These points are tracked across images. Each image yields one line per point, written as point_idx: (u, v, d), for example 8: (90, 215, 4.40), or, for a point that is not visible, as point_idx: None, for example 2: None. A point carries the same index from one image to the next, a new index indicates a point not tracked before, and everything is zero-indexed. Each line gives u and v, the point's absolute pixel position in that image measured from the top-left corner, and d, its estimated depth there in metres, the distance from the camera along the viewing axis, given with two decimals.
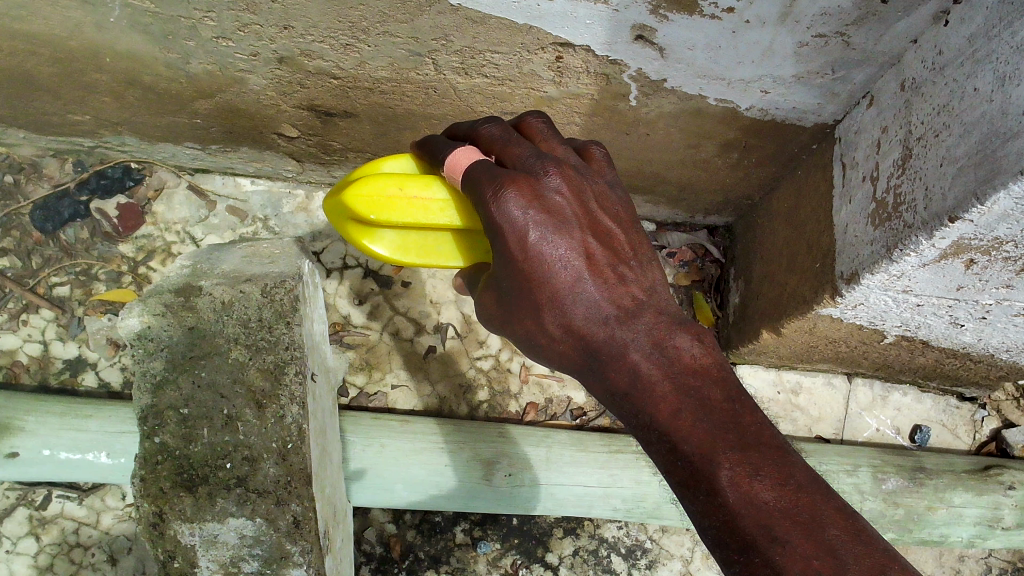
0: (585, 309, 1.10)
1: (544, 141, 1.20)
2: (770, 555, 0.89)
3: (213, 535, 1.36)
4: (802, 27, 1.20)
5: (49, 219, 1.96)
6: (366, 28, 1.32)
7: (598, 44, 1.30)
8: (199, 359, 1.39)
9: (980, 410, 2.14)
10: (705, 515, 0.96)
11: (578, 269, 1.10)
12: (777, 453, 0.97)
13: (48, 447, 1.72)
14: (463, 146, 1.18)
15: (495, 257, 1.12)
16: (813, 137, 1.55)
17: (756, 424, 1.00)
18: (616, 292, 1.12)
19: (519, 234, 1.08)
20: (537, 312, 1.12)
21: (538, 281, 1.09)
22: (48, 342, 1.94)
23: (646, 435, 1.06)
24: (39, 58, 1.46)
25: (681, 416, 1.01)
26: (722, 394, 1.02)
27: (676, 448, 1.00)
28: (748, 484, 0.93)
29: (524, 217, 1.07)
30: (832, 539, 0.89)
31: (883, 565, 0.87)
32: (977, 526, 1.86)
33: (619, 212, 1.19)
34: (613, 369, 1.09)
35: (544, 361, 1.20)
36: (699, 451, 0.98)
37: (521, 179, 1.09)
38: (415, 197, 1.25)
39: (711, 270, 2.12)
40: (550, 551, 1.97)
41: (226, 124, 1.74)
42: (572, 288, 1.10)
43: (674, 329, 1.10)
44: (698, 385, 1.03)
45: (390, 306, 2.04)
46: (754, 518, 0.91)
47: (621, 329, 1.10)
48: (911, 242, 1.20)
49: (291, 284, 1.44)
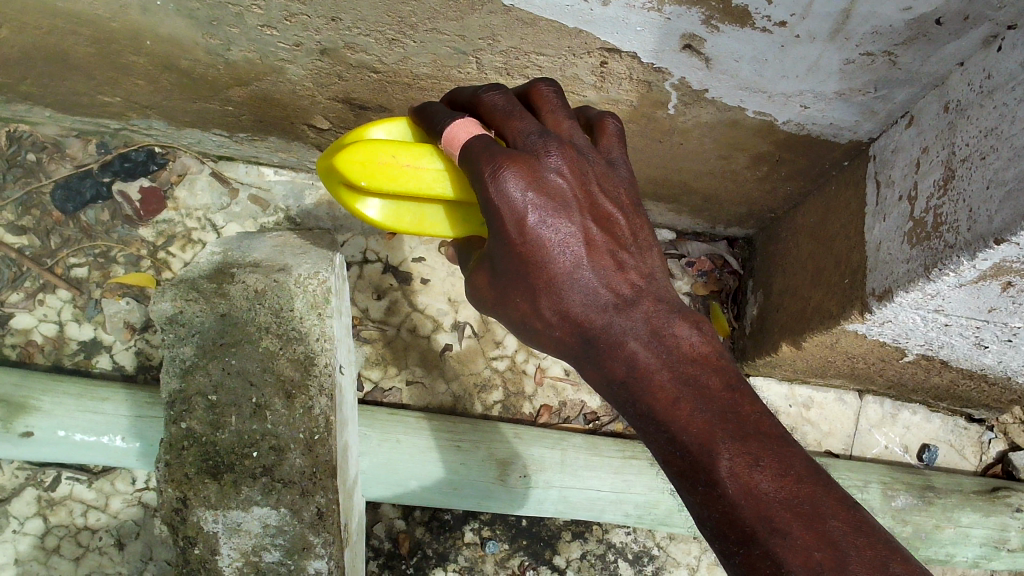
0: (582, 295, 1.10)
1: (551, 113, 1.15)
2: (770, 547, 0.93)
3: (236, 523, 1.35)
4: (851, 44, 1.21)
5: (70, 200, 1.96)
6: (414, 24, 1.32)
7: (645, 52, 1.31)
8: (229, 347, 1.39)
9: (987, 432, 2.16)
10: (705, 506, 1.00)
11: (578, 254, 1.09)
12: (777, 444, 1.00)
13: (63, 428, 1.71)
14: (464, 119, 1.13)
15: (491, 238, 1.10)
16: (846, 154, 1.56)
17: (756, 413, 1.03)
18: (615, 279, 1.11)
19: (517, 216, 1.06)
20: (533, 296, 1.11)
21: (535, 265, 1.08)
22: (63, 323, 1.93)
23: (645, 424, 1.08)
24: (79, 37, 1.46)
25: (680, 406, 1.03)
26: (721, 382, 1.05)
27: (675, 438, 1.03)
28: (748, 475, 0.97)
29: (523, 200, 1.05)
30: (834, 530, 0.92)
31: (884, 557, 0.91)
32: (983, 547, 1.88)
33: (623, 193, 1.16)
34: (610, 357, 1.10)
35: (538, 343, 1.20)
36: (698, 442, 1.01)
37: (522, 159, 1.06)
38: (407, 167, 1.24)
39: (729, 281, 2.13)
40: (558, 554, 1.98)
41: (257, 112, 1.74)
42: (570, 273, 1.09)
43: (673, 316, 1.11)
44: (697, 374, 1.05)
45: (408, 302, 2.04)
46: (754, 509, 0.95)
47: (619, 316, 1.10)
48: (951, 263, 1.22)
49: (325, 276, 1.44)
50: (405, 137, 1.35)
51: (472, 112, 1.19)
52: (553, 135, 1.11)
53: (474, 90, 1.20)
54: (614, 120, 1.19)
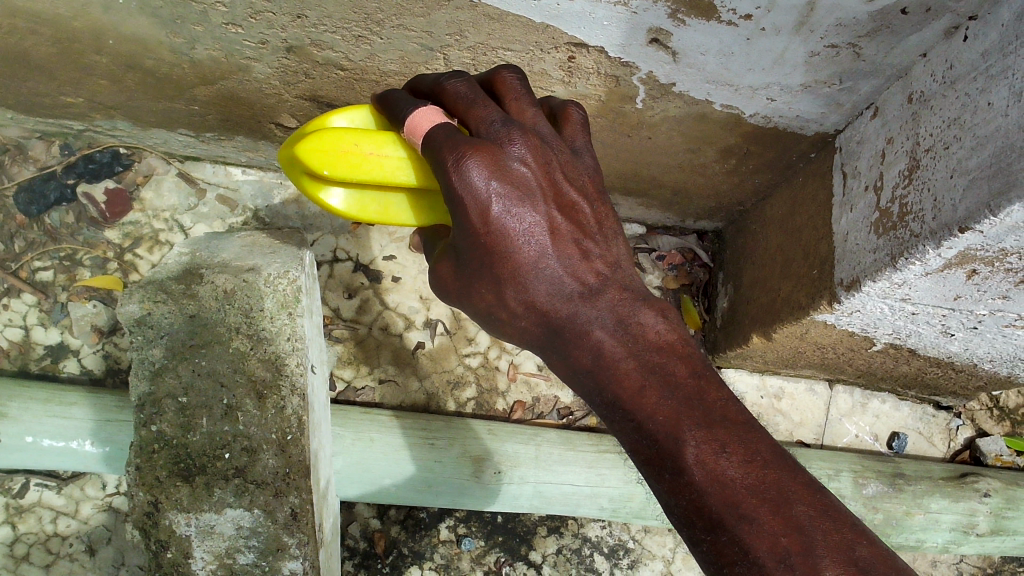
0: (548, 285, 1.11)
1: (515, 100, 1.15)
2: (737, 533, 0.92)
3: (209, 525, 1.34)
4: (816, 36, 1.22)
5: (34, 202, 1.93)
6: (380, 20, 1.32)
7: (613, 46, 1.31)
8: (198, 348, 1.37)
9: (955, 419, 2.19)
10: (673, 493, 1.00)
11: (543, 244, 1.09)
12: (743, 429, 1.00)
13: (31, 434, 1.68)
14: (426, 107, 1.13)
15: (455, 228, 1.10)
16: (812, 145, 1.58)
17: (722, 400, 1.03)
18: (581, 269, 1.12)
19: (482, 206, 1.05)
20: (498, 286, 1.11)
21: (501, 255, 1.08)
22: (29, 327, 1.91)
23: (612, 413, 1.09)
24: (40, 37, 1.44)
25: (646, 393, 1.05)
26: (687, 369, 1.06)
27: (642, 426, 1.04)
28: (715, 462, 0.97)
29: (487, 189, 1.05)
30: (800, 515, 0.92)
31: (851, 541, 0.91)
32: (953, 532, 1.90)
33: (588, 181, 1.16)
34: (576, 347, 1.13)
35: (503, 333, 1.21)
36: (665, 430, 1.01)
37: (486, 148, 1.05)
38: (370, 154, 1.23)
39: (699, 274, 2.14)
40: (533, 549, 1.98)
41: (223, 112, 1.72)
42: (536, 263, 1.10)
43: (638, 305, 1.13)
44: (663, 362, 1.07)
45: (379, 301, 2.04)
46: (721, 496, 0.95)
47: (585, 306, 1.12)
48: (917, 251, 1.23)
49: (294, 275, 1.43)
50: (368, 125, 1.35)
51: (435, 100, 1.18)
52: (517, 123, 1.11)
53: (436, 78, 1.19)
54: (577, 107, 1.19)
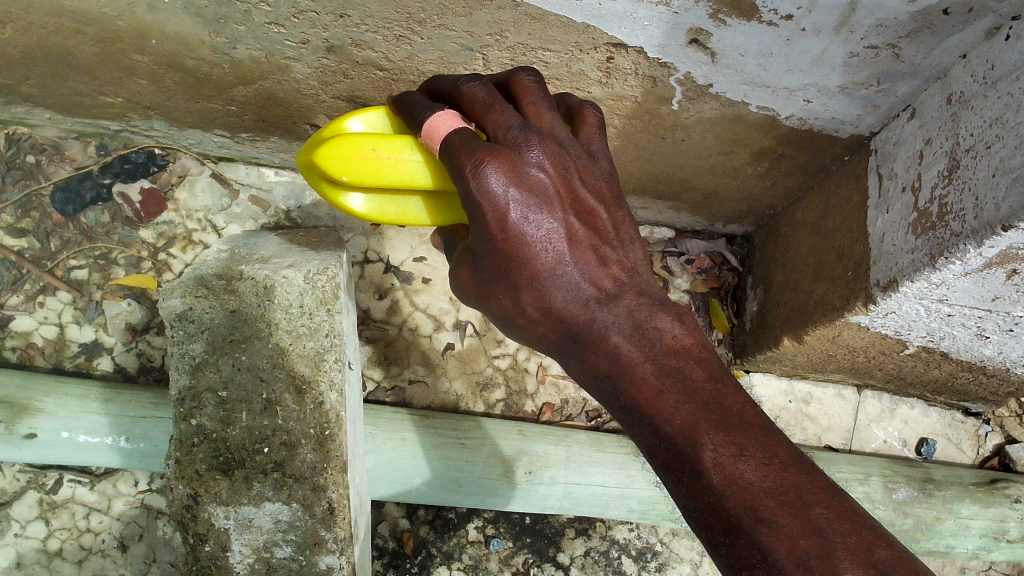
0: (565, 291, 1.11)
1: (532, 103, 1.14)
2: (755, 536, 0.92)
3: (248, 518, 1.35)
4: (856, 37, 1.23)
5: (70, 202, 1.95)
6: (422, 20, 1.33)
7: (652, 46, 1.32)
8: (238, 343, 1.38)
9: (984, 426, 2.18)
10: (691, 497, 1.00)
11: (560, 250, 1.10)
12: (761, 433, 1.00)
13: (67, 429, 1.70)
14: (444, 111, 1.13)
15: (474, 232, 1.11)
16: (846, 148, 1.58)
17: (739, 404, 1.03)
18: (598, 274, 1.13)
19: (499, 212, 1.07)
20: (515, 291, 1.12)
21: (518, 260, 1.09)
22: (64, 325, 1.93)
23: (628, 416, 1.09)
24: (84, 36, 1.46)
25: (663, 398, 1.05)
26: (704, 374, 1.06)
27: (659, 430, 1.04)
28: (732, 465, 0.97)
29: (505, 195, 1.06)
30: (819, 518, 0.92)
31: (870, 543, 0.91)
32: (983, 538, 1.90)
33: (604, 186, 1.16)
34: (594, 351, 1.13)
35: (520, 337, 1.21)
36: (682, 433, 1.01)
37: (504, 154, 1.07)
38: (388, 160, 1.25)
39: (728, 278, 2.14)
40: (562, 551, 1.98)
41: (261, 112, 1.74)
42: (553, 269, 1.10)
43: (655, 310, 1.12)
44: (680, 366, 1.07)
45: (409, 302, 2.04)
46: (739, 498, 0.95)
47: (602, 310, 1.11)
48: (957, 250, 1.24)
49: (334, 272, 1.44)
50: (384, 128, 1.37)
51: (452, 103, 1.19)
52: (534, 128, 1.11)
53: (453, 80, 1.19)
54: (593, 112, 1.20)
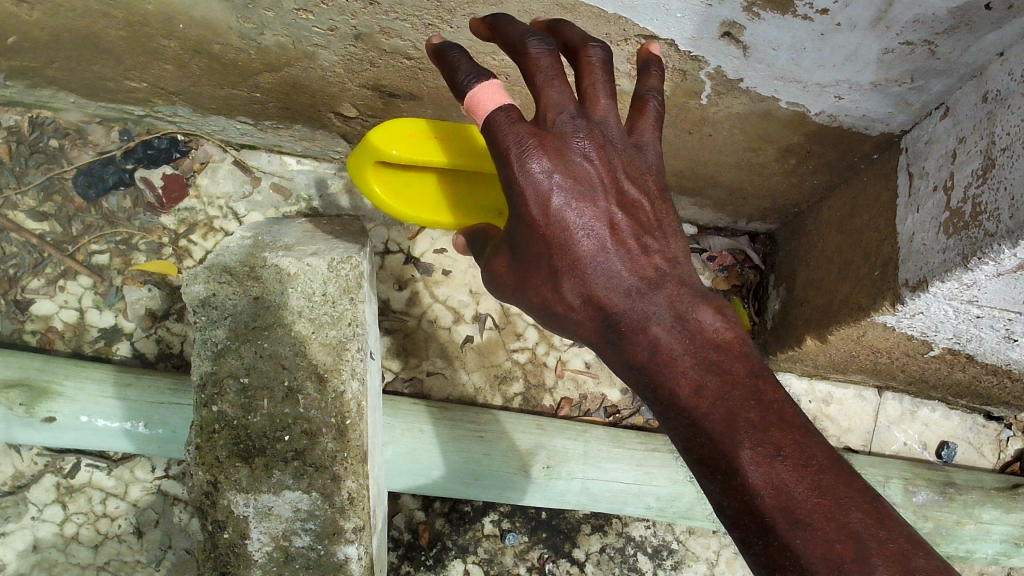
0: (605, 280, 1.11)
1: (589, 83, 1.10)
2: (789, 538, 0.92)
3: (267, 506, 1.35)
4: (892, 33, 1.22)
5: (92, 186, 1.95)
6: (452, 8, 1.32)
7: (684, 39, 1.31)
8: (261, 330, 1.38)
9: (1006, 430, 2.16)
10: (725, 495, 0.99)
11: (601, 239, 1.10)
12: (799, 432, 0.99)
13: (86, 413, 1.70)
14: (494, 82, 1.07)
15: (515, 218, 1.12)
16: (876, 146, 1.56)
17: (779, 401, 1.02)
18: (640, 263, 1.12)
19: (542, 198, 1.07)
20: (555, 279, 1.12)
21: (559, 247, 1.10)
22: (84, 309, 1.93)
23: (665, 410, 1.07)
24: (111, 20, 1.46)
25: (702, 393, 1.03)
26: (744, 369, 1.04)
27: (696, 424, 1.02)
28: (770, 465, 0.95)
29: (548, 181, 1.06)
30: (854, 522, 0.91)
31: (907, 551, 0.90)
32: (1004, 543, 1.88)
33: (650, 177, 1.16)
34: (632, 342, 1.11)
35: (558, 327, 1.21)
36: (719, 428, 1.00)
37: (551, 141, 1.07)
38: None
39: (750, 276, 2.13)
40: (577, 546, 1.97)
41: (284, 99, 1.73)
42: (593, 258, 1.10)
43: (696, 303, 1.11)
44: (720, 360, 1.05)
45: (429, 294, 2.03)
46: (775, 499, 0.94)
47: (642, 301, 1.10)
48: (991, 251, 1.22)
49: (358, 261, 1.42)
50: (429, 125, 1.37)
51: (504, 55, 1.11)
52: (584, 115, 1.10)
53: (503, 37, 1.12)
54: (654, 101, 1.15)
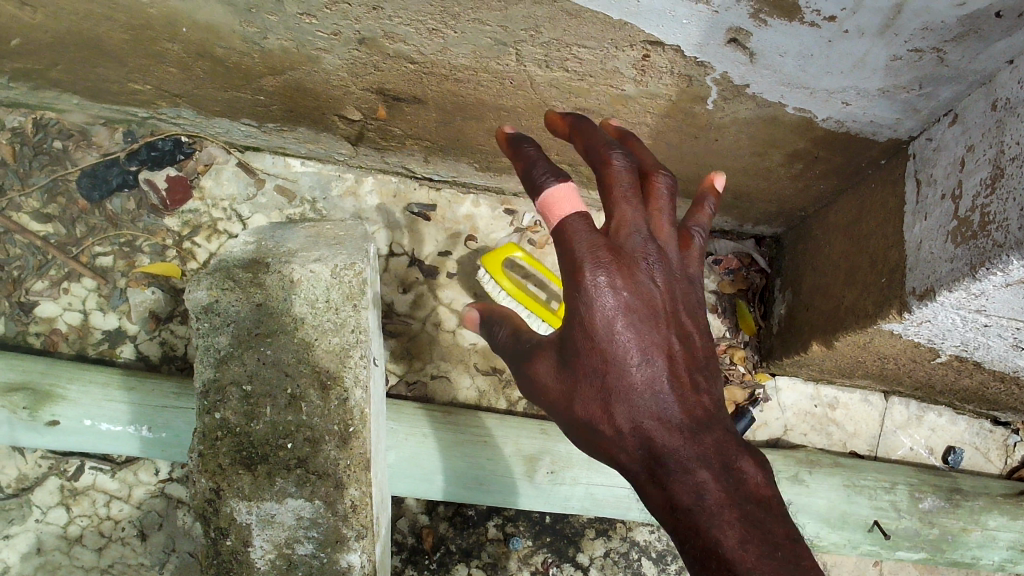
0: (643, 391, 1.09)
1: (659, 210, 1.13)
2: None
3: (270, 514, 1.35)
4: (900, 40, 1.20)
5: (96, 188, 1.95)
6: (456, 13, 1.31)
7: (689, 45, 1.29)
8: (264, 337, 1.37)
9: (1013, 435, 2.15)
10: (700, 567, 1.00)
11: (642, 343, 1.09)
12: (790, 549, 1.00)
13: (90, 417, 1.70)
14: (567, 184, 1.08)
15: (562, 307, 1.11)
16: (884, 151, 1.55)
17: (783, 525, 1.03)
18: (682, 386, 1.10)
19: (590, 283, 1.07)
20: (587, 377, 1.10)
21: (598, 339, 1.08)
22: (88, 312, 1.93)
23: (669, 511, 1.06)
24: (114, 23, 1.46)
25: (706, 500, 1.02)
26: (760, 496, 1.05)
27: (702, 531, 1.01)
28: (756, 559, 0.97)
29: (598, 272, 1.06)
30: None
31: None
32: (1010, 550, 1.87)
33: (698, 308, 1.16)
34: (649, 455, 1.08)
35: (573, 436, 1.17)
36: (721, 533, 1.00)
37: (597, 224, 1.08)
38: None
39: (756, 279, 2.12)
40: (581, 551, 1.97)
41: (288, 102, 1.72)
42: (630, 359, 1.08)
43: (735, 450, 1.09)
44: (754, 510, 1.03)
45: (433, 297, 2.03)
46: None
47: (676, 419, 1.08)
48: (1000, 262, 1.20)
49: (360, 266, 1.41)
50: None
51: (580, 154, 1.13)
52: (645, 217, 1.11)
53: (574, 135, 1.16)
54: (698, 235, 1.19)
